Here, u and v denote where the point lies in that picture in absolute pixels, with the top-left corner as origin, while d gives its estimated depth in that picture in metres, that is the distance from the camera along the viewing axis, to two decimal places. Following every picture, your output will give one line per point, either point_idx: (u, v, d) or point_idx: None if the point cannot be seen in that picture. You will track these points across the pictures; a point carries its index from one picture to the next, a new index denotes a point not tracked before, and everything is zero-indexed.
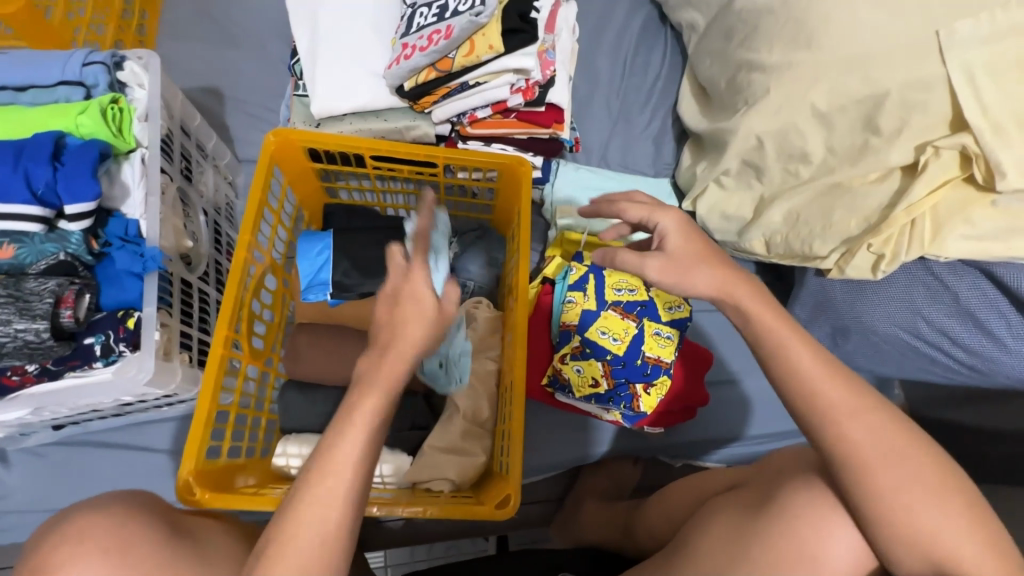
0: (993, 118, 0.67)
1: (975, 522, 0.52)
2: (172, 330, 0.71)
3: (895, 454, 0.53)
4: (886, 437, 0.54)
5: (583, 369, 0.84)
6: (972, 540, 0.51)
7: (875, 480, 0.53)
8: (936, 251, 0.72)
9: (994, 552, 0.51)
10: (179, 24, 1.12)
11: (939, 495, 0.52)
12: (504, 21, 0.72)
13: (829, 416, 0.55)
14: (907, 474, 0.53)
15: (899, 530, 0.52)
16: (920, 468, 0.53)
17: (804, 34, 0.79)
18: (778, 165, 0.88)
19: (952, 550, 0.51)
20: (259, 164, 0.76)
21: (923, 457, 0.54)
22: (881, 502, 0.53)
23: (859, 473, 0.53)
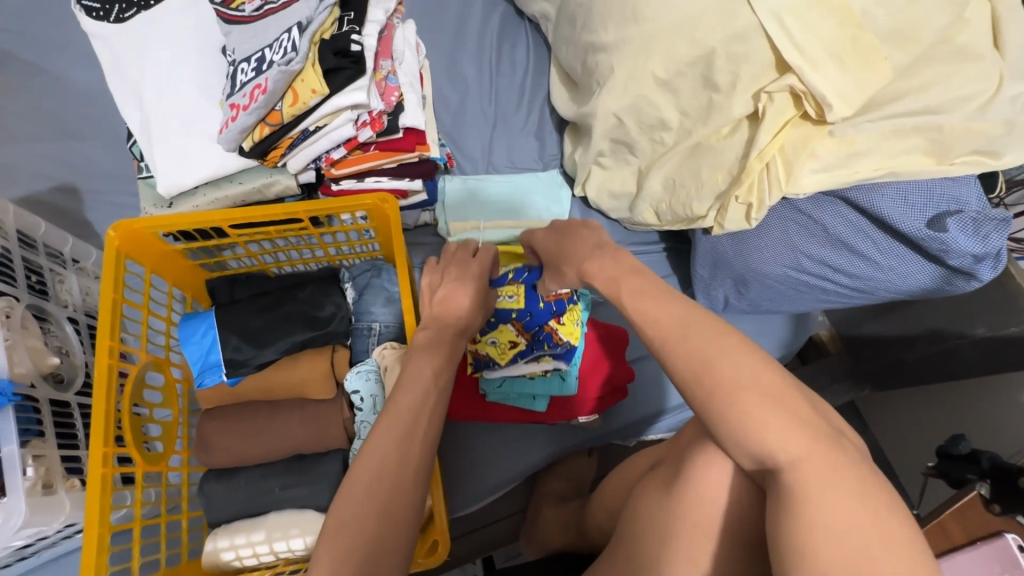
0: (810, 55, 0.68)
1: (807, 421, 0.49)
2: (51, 459, 0.67)
3: (736, 368, 0.51)
4: (726, 352, 0.52)
5: (496, 339, 0.87)
6: (801, 436, 0.48)
7: (708, 384, 0.51)
8: (793, 190, 0.75)
9: (825, 448, 0.47)
10: (16, 127, 1.05)
11: (766, 400, 0.49)
12: (321, 62, 0.71)
13: (666, 334, 0.55)
14: (739, 374, 0.51)
15: (728, 430, 0.50)
16: (755, 368, 0.51)
17: (629, 9, 0.80)
18: (644, 137, 0.89)
19: (777, 444, 0.48)
20: (105, 262, 0.71)
21: (758, 360, 0.52)
22: (714, 404, 0.51)
23: (695, 378, 0.52)
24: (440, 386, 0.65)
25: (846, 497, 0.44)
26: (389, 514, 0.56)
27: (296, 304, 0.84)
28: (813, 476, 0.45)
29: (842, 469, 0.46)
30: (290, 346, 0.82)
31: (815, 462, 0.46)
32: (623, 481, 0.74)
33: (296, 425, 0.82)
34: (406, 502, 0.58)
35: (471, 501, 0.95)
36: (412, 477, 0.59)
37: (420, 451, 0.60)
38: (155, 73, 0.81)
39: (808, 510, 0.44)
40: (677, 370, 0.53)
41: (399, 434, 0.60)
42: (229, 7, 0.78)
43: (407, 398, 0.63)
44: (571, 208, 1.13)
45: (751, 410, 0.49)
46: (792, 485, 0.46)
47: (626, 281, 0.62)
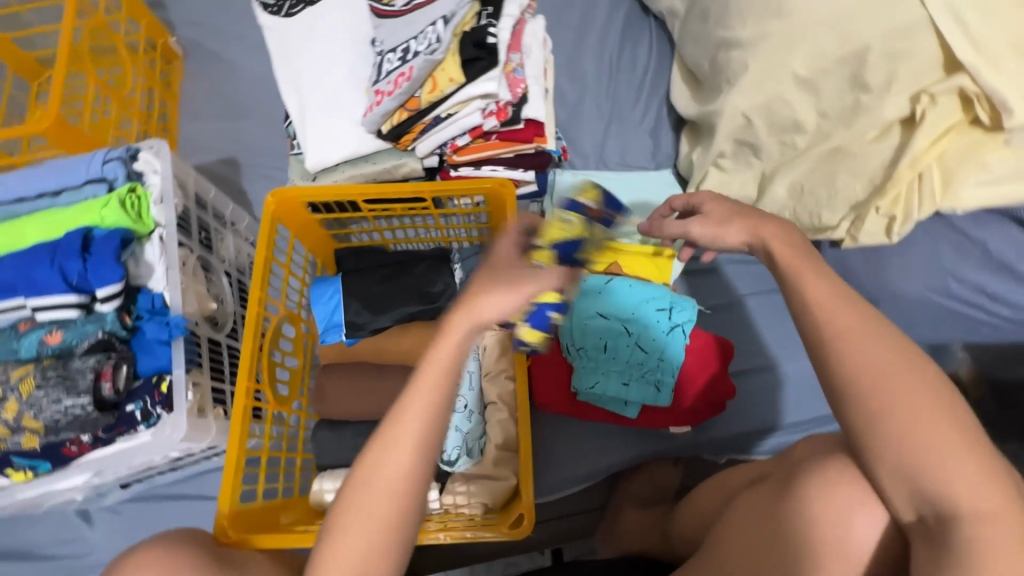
0: (987, 53, 0.62)
1: (998, 473, 0.44)
2: (205, 388, 0.78)
3: (919, 396, 0.47)
4: (903, 373, 0.48)
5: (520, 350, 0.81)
6: (988, 488, 0.44)
7: (878, 402, 0.48)
8: (950, 204, 0.68)
9: (1015, 506, 0.43)
10: (195, 107, 1.23)
11: (948, 436, 0.45)
12: (461, 53, 0.77)
13: (819, 346, 0.52)
14: (912, 406, 0.47)
15: (900, 456, 0.46)
16: (931, 400, 0.47)
17: (773, 2, 0.76)
18: (772, 138, 0.83)
19: (959, 492, 0.44)
20: (263, 223, 0.81)
21: (942, 396, 0.47)
22: (872, 428, 0.48)
23: (868, 390, 0.48)
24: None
25: None
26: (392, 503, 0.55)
27: (413, 278, 0.90)
28: (997, 536, 0.42)
29: (1022, 526, 0.42)
30: (403, 317, 0.89)
31: (1001, 521, 0.43)
32: (716, 491, 0.72)
33: (400, 391, 0.88)
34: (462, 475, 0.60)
35: (552, 489, 0.96)
36: (416, 470, 0.56)
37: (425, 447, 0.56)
38: (313, 62, 0.92)
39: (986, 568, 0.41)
40: (848, 378, 0.49)
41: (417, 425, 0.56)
42: (381, 3, 0.86)
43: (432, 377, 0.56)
44: None
45: (926, 446, 0.46)
46: (964, 538, 0.43)
47: None
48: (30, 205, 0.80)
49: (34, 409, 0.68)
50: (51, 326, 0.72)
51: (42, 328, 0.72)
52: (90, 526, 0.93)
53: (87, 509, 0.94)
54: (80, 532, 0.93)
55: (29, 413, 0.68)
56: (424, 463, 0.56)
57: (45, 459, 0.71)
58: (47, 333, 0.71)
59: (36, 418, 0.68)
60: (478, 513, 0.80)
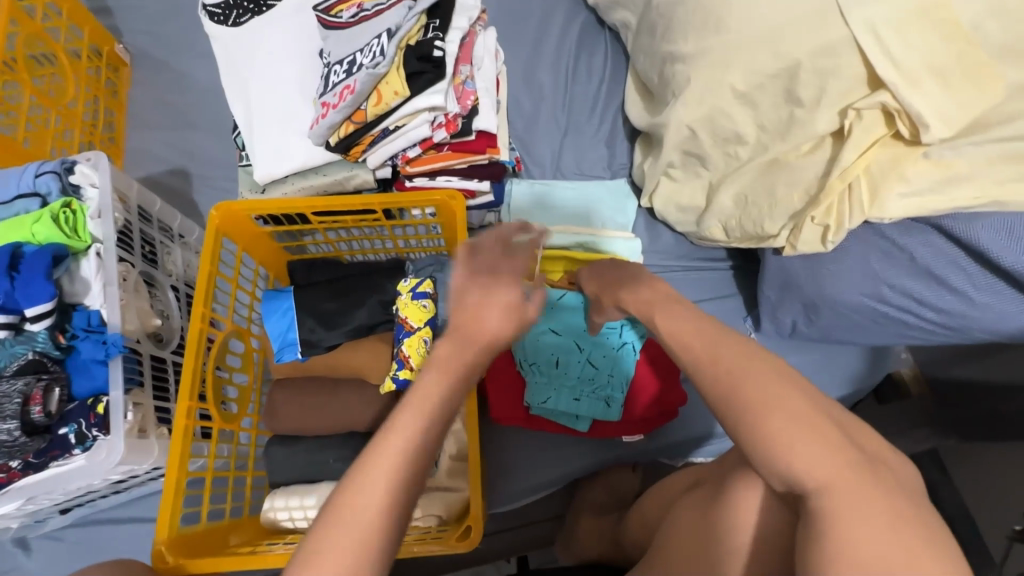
0: (906, 71, 0.64)
1: (842, 446, 0.45)
2: (147, 407, 0.76)
3: (765, 386, 0.48)
4: (747, 364, 0.49)
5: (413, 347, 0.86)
6: (828, 460, 0.45)
7: (728, 397, 0.49)
8: (877, 214, 0.70)
9: (858, 476, 0.44)
10: (144, 116, 1.20)
11: (787, 419, 0.46)
12: (405, 66, 0.76)
13: (698, 356, 0.52)
14: (763, 392, 0.48)
15: (750, 442, 0.47)
16: (778, 390, 0.48)
17: (712, 18, 0.79)
18: (717, 150, 0.86)
19: (805, 470, 0.45)
20: (207, 237, 0.79)
21: (785, 379, 0.48)
22: (735, 424, 0.48)
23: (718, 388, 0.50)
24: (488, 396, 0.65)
25: (876, 531, 0.41)
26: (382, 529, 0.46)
27: (367, 291, 0.90)
28: (844, 506, 0.42)
29: (866, 494, 0.43)
30: (355, 332, 0.89)
31: (846, 492, 0.43)
32: (661, 496, 0.73)
33: (353, 407, 0.87)
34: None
35: (510, 498, 0.96)
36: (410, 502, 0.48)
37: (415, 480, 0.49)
38: (261, 73, 0.90)
39: (842, 542, 0.41)
40: (701, 379, 0.51)
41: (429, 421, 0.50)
42: (329, 14, 0.85)
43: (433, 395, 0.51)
44: (636, 218, 1.12)
45: (776, 432, 0.46)
46: (824, 512, 0.43)
47: (659, 305, 0.59)
48: None
49: None
50: None
51: None
52: (27, 554, 0.89)
53: (23, 537, 0.90)
54: (16, 561, 0.89)
55: None
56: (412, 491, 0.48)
57: None
58: None
59: None
60: (433, 526, 0.80)
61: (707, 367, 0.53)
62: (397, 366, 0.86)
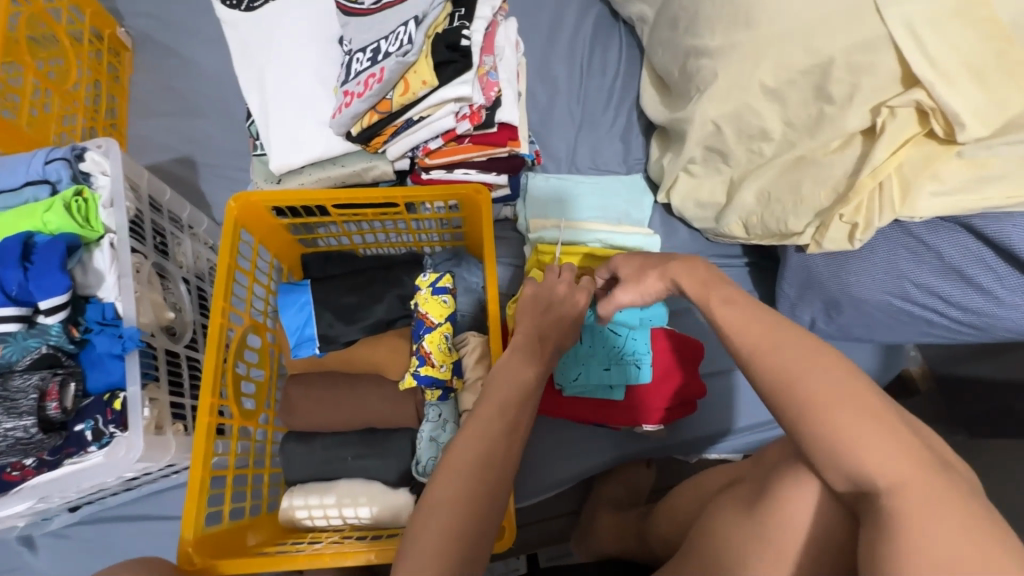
0: (943, 70, 0.64)
1: (906, 442, 0.46)
2: (164, 402, 0.74)
3: (829, 383, 0.48)
4: (811, 361, 0.50)
5: (434, 342, 0.83)
6: (893, 455, 0.45)
7: (795, 395, 0.49)
8: (908, 213, 0.70)
9: (930, 476, 0.44)
10: (148, 103, 1.17)
11: (860, 420, 0.46)
12: (434, 55, 0.74)
13: (755, 345, 0.53)
14: (827, 390, 0.48)
15: (815, 440, 0.48)
16: (847, 388, 0.48)
17: (742, 13, 0.78)
18: (741, 147, 0.86)
19: (874, 466, 0.45)
20: (225, 229, 0.77)
21: (849, 373, 0.49)
22: (795, 418, 0.49)
23: (784, 387, 0.50)
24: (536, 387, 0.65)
25: (950, 528, 0.40)
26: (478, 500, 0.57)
27: (385, 285, 0.88)
28: (914, 504, 0.43)
29: (937, 492, 0.43)
30: (373, 326, 0.88)
31: (914, 488, 0.43)
32: (694, 493, 0.73)
33: (372, 402, 0.86)
34: (499, 492, 0.58)
35: (529, 494, 0.96)
36: (504, 471, 0.59)
37: (506, 458, 0.60)
38: (277, 60, 0.88)
39: (915, 538, 0.41)
40: (766, 377, 0.51)
41: (517, 407, 0.63)
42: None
43: (506, 391, 0.63)
44: (652, 214, 1.11)
45: (846, 427, 0.46)
46: (894, 511, 0.43)
47: (715, 288, 0.60)
48: None
49: None
50: None
51: None
52: (34, 553, 0.87)
53: (30, 535, 0.87)
54: (23, 560, 0.87)
55: None
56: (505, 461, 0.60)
57: None
58: None
59: None
60: None
61: (751, 366, 0.53)
62: (415, 363, 0.84)
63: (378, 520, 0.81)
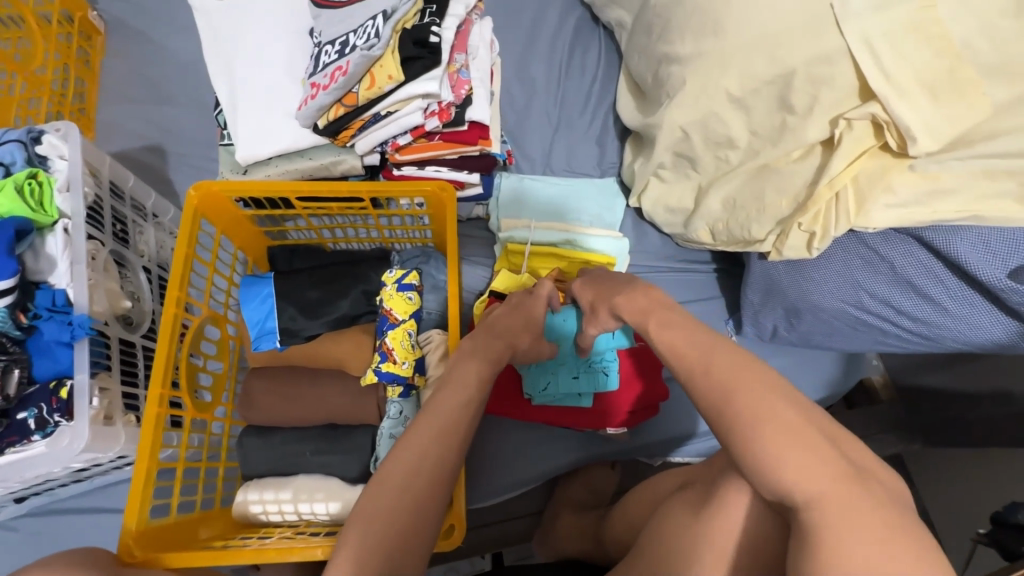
0: (897, 84, 0.66)
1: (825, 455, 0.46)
2: (114, 392, 0.72)
3: (759, 404, 0.49)
4: (743, 382, 0.50)
5: (399, 339, 0.84)
6: (815, 471, 0.46)
7: (726, 414, 0.50)
8: (862, 223, 0.72)
9: (847, 487, 0.45)
10: (118, 88, 1.15)
11: (783, 437, 0.47)
12: (400, 51, 0.74)
13: (694, 364, 0.54)
14: (756, 408, 0.49)
15: (747, 463, 0.48)
16: (771, 405, 0.49)
17: (710, 21, 0.79)
18: (708, 153, 0.87)
19: (798, 480, 0.46)
20: (184, 218, 0.76)
21: (776, 392, 0.50)
22: (735, 436, 0.49)
23: (719, 406, 0.50)
24: (484, 392, 0.65)
25: (866, 541, 0.41)
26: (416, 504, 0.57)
27: (350, 281, 0.88)
28: (834, 517, 0.43)
29: (861, 505, 0.44)
30: (337, 321, 0.87)
31: (834, 502, 0.44)
32: (648, 497, 0.74)
33: (334, 397, 0.85)
34: (440, 494, 0.59)
35: (490, 494, 0.96)
36: (447, 474, 0.60)
37: (449, 461, 0.60)
38: (247, 49, 0.87)
39: (839, 545, 0.42)
40: (703, 397, 0.52)
41: (463, 410, 0.63)
42: None
43: (454, 393, 0.64)
44: (624, 218, 1.12)
45: (770, 441, 0.47)
46: (815, 526, 0.44)
47: (659, 308, 0.60)
48: None
49: None
50: None
51: None
52: None
53: None
54: None
55: None
56: (447, 464, 0.60)
57: None
58: None
59: None
60: None
61: (692, 371, 0.53)
62: (378, 359, 0.84)
63: (335, 516, 0.80)
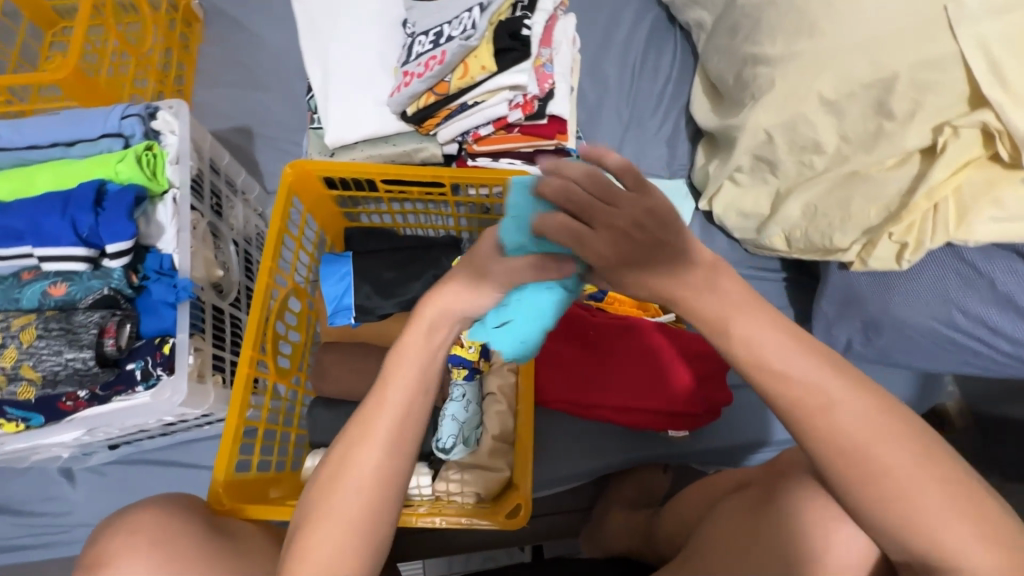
0: (1014, 92, 0.63)
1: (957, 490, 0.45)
2: (206, 354, 0.77)
3: (892, 448, 0.45)
4: (873, 423, 0.45)
5: None
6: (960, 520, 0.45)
7: (857, 464, 0.45)
8: (962, 237, 0.69)
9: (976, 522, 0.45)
10: (213, 73, 1.22)
11: (934, 487, 0.45)
12: (495, 41, 0.76)
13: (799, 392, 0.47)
14: (893, 444, 0.45)
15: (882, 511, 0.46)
16: (909, 446, 0.46)
17: (807, 22, 0.77)
18: (791, 158, 0.84)
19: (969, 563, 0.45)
20: (279, 194, 0.81)
21: (908, 431, 0.46)
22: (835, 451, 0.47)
23: (847, 451, 0.45)
24: (426, 384, 0.59)
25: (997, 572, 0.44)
26: (362, 506, 0.55)
27: (423, 264, 0.90)
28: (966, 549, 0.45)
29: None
30: (408, 303, 0.89)
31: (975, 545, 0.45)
32: (703, 496, 0.74)
33: None
34: (386, 496, 0.56)
35: (544, 484, 0.97)
36: (393, 474, 0.57)
37: (388, 462, 0.56)
38: (342, 38, 0.91)
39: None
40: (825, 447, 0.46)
41: (399, 411, 0.58)
42: None
43: (392, 390, 0.58)
44: (691, 221, 1.10)
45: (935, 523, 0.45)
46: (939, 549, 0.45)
47: None
48: (43, 153, 0.79)
49: (34, 360, 0.67)
50: (56, 278, 0.71)
51: (46, 279, 0.71)
52: (72, 485, 0.92)
53: (70, 467, 0.92)
54: (61, 491, 0.92)
55: (29, 363, 0.67)
56: (394, 465, 0.57)
57: (38, 414, 0.70)
58: (51, 284, 0.70)
59: (35, 368, 0.67)
60: (470, 502, 0.81)
61: None
62: None
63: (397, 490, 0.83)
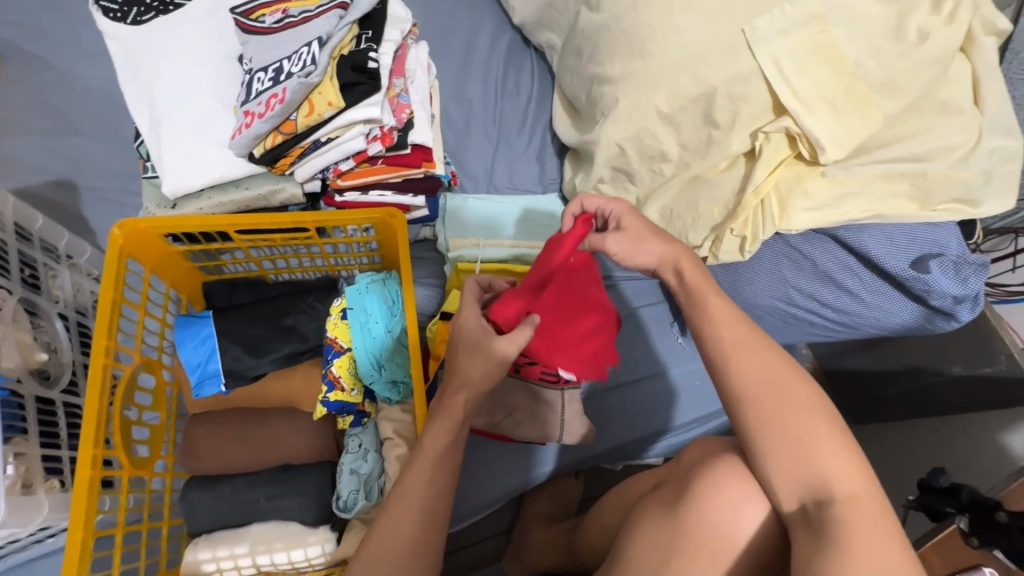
0: (804, 100, 0.73)
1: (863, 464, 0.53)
2: (33, 457, 0.66)
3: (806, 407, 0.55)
4: (795, 384, 0.57)
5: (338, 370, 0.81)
6: (856, 479, 0.52)
7: (782, 403, 0.56)
8: (786, 227, 0.79)
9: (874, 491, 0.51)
10: (15, 119, 1.05)
11: (837, 443, 0.53)
12: (339, 77, 0.73)
13: (727, 351, 0.59)
14: (805, 405, 0.55)
15: (789, 448, 0.54)
16: (817, 406, 0.55)
17: (636, 43, 0.83)
18: (644, 167, 0.90)
19: (839, 478, 0.52)
20: (108, 260, 0.70)
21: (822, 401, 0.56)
22: None
23: (764, 391, 0.56)
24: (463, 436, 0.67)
25: (890, 550, 0.47)
26: (426, 518, 0.63)
27: (297, 314, 0.83)
28: (865, 515, 0.49)
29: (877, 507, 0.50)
30: (287, 358, 0.82)
31: (865, 505, 0.50)
32: (621, 500, 0.77)
33: (291, 437, 0.81)
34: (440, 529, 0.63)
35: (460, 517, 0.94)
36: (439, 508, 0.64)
37: (438, 491, 0.64)
38: (166, 77, 0.82)
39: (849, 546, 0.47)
40: (749, 382, 0.57)
41: (445, 448, 0.66)
42: (248, 18, 0.80)
43: (434, 442, 0.65)
44: None
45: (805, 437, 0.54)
46: (841, 518, 0.49)
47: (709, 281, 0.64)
48: None
49: None
50: None
51: None
52: None
53: None
54: None
55: None
56: (443, 490, 0.65)
57: None
58: None
59: None
60: None
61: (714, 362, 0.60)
62: (324, 389, 0.80)
63: (300, 564, 0.77)
